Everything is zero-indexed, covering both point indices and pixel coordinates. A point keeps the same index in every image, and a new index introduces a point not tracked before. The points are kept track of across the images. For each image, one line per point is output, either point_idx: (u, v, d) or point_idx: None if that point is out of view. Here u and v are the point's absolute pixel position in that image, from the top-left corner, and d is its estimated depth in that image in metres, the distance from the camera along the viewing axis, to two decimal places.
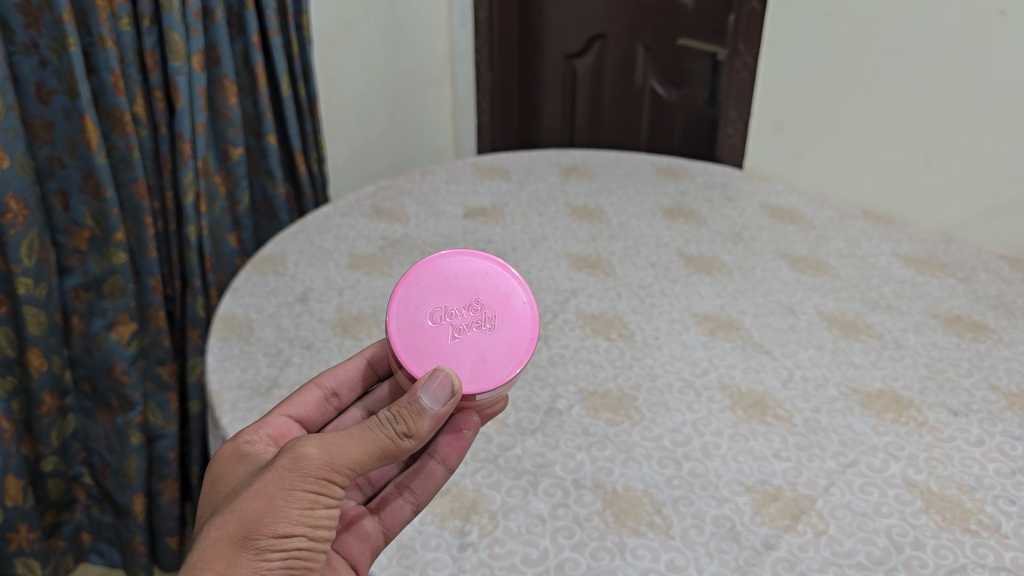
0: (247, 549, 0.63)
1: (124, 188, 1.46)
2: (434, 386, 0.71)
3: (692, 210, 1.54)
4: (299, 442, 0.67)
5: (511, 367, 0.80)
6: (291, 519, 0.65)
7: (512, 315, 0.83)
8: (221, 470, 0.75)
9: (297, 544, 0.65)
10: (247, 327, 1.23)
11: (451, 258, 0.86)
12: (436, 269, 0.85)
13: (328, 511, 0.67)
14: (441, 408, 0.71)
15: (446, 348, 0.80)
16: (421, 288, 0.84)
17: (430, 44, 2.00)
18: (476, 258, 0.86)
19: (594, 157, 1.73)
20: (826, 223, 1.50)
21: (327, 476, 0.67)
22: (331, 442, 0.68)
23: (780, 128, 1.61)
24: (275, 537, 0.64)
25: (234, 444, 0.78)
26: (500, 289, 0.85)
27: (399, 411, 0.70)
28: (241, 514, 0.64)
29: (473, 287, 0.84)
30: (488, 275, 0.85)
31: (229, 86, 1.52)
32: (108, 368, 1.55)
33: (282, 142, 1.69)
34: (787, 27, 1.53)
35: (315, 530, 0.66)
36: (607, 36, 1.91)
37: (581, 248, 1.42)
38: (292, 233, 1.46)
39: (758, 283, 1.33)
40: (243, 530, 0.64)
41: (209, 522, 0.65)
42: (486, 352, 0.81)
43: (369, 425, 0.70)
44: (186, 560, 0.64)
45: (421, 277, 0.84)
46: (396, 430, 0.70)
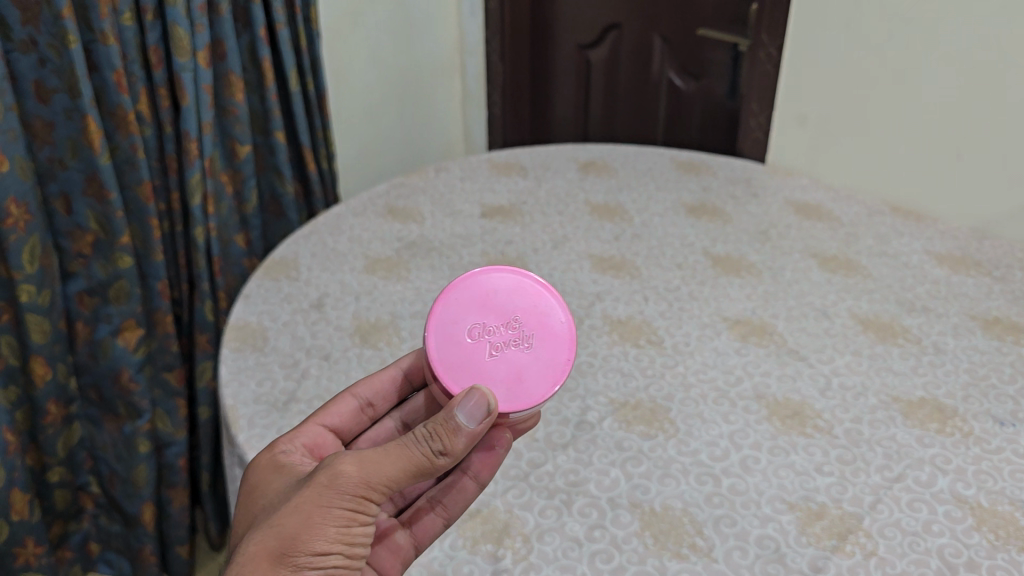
0: (285, 566, 0.64)
1: (128, 189, 1.41)
2: (470, 404, 0.70)
3: (715, 207, 1.49)
4: (337, 459, 0.67)
5: (549, 387, 0.77)
6: (328, 537, 0.65)
7: (551, 334, 0.81)
8: (257, 482, 0.74)
9: (334, 562, 0.66)
10: (261, 336, 1.19)
11: (492, 274, 0.83)
12: (477, 285, 0.82)
13: (363, 528, 0.67)
14: (477, 426, 0.70)
15: (483, 365, 0.78)
16: (460, 303, 0.81)
17: (439, 35, 1.94)
18: (517, 275, 0.83)
19: (612, 152, 1.69)
20: (854, 220, 1.46)
21: (364, 495, 0.66)
22: (368, 459, 0.67)
23: (805, 121, 1.56)
24: (313, 554, 0.64)
25: (271, 453, 0.77)
26: (540, 308, 0.82)
27: (434, 428, 0.69)
28: (280, 530, 0.64)
29: (512, 304, 0.82)
30: (529, 293, 0.82)
31: (235, 82, 1.47)
32: (115, 375, 1.51)
33: (290, 138, 1.64)
34: (813, 17, 1.47)
35: (351, 547, 0.67)
36: (622, 26, 1.86)
37: (604, 248, 1.37)
38: (304, 235, 1.41)
39: (789, 284, 1.29)
40: (281, 546, 0.64)
41: (248, 536, 0.66)
42: (523, 370, 0.78)
43: (405, 441, 0.69)
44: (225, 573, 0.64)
45: (461, 291, 0.82)
46: (432, 448, 0.69)
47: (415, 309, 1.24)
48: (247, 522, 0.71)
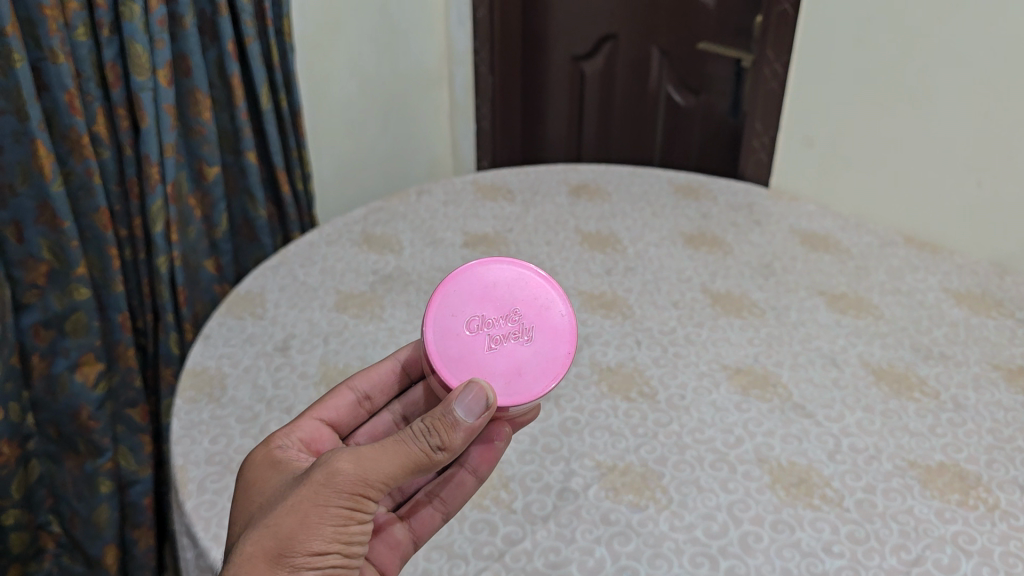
0: (282, 566, 0.63)
1: (84, 217, 1.31)
2: (469, 398, 0.70)
3: (716, 237, 1.39)
4: (333, 456, 0.67)
5: (547, 382, 0.76)
6: (325, 537, 0.65)
7: (552, 328, 0.79)
8: (251, 475, 0.74)
9: (331, 562, 0.65)
10: (219, 384, 1.09)
11: (492, 265, 0.81)
12: (475, 276, 0.80)
13: (361, 526, 0.67)
14: (475, 420, 0.70)
15: (482, 359, 0.77)
16: (458, 296, 0.79)
17: (426, 44, 1.84)
18: (517, 266, 0.82)
19: (605, 173, 1.59)
20: (864, 251, 1.35)
21: (362, 493, 0.66)
22: (366, 455, 0.67)
23: (813, 144, 1.45)
24: (310, 554, 0.64)
25: (267, 449, 0.76)
26: (540, 300, 0.81)
27: (432, 423, 0.69)
28: (277, 530, 0.64)
29: (512, 296, 0.80)
30: (528, 284, 0.81)
31: (202, 100, 1.37)
32: (73, 413, 1.42)
33: (262, 157, 1.54)
34: (824, 32, 1.36)
35: (349, 546, 0.67)
36: (618, 37, 1.75)
37: (595, 284, 1.27)
38: (273, 266, 1.31)
39: (794, 327, 1.19)
40: (278, 546, 0.63)
41: (244, 535, 0.65)
42: (522, 364, 0.77)
43: (402, 437, 0.68)
44: (221, 573, 0.64)
45: (460, 282, 0.80)
46: (430, 444, 0.69)
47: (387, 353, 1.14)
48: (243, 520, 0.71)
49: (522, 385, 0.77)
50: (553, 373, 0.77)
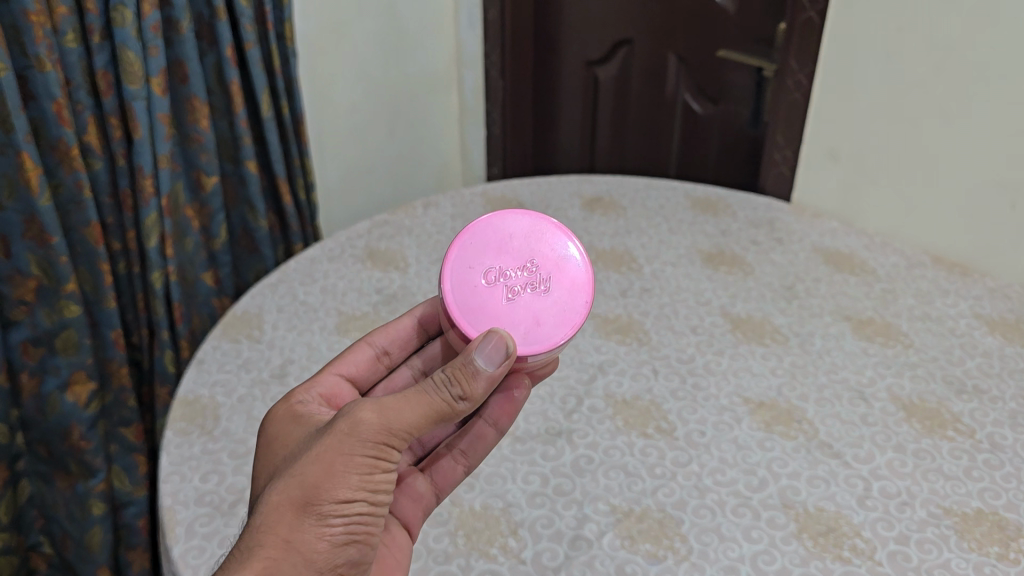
0: (309, 515, 0.64)
1: (74, 231, 1.26)
2: (487, 347, 0.71)
3: (735, 256, 1.33)
4: (355, 407, 0.67)
5: (564, 329, 0.79)
6: (350, 485, 0.65)
7: (567, 279, 0.83)
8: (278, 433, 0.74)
9: (358, 510, 0.66)
10: (212, 415, 1.04)
11: (509, 218, 0.85)
12: (493, 230, 0.84)
13: (386, 476, 0.68)
14: (496, 369, 0.71)
15: (500, 308, 0.80)
16: (476, 249, 0.83)
17: (434, 47, 1.78)
18: (532, 218, 0.85)
19: (619, 185, 1.53)
20: (891, 273, 1.29)
21: (385, 441, 0.67)
22: (388, 406, 0.67)
23: (836, 158, 1.39)
24: (337, 502, 0.64)
25: (288, 404, 0.79)
26: (556, 252, 0.84)
27: (453, 373, 0.70)
28: (303, 479, 0.64)
29: (528, 248, 0.84)
30: (545, 236, 0.84)
31: (199, 107, 1.31)
32: (65, 433, 1.37)
33: (263, 166, 1.47)
34: (851, 41, 1.30)
35: (375, 495, 0.67)
36: (633, 41, 1.69)
37: (609, 307, 1.21)
38: (272, 284, 1.26)
39: (819, 356, 1.12)
40: (304, 495, 0.64)
41: (270, 486, 0.65)
42: (540, 314, 0.81)
43: (423, 388, 0.69)
44: (249, 524, 0.64)
45: (477, 236, 0.84)
46: (451, 394, 0.70)
47: None
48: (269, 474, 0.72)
49: (541, 334, 0.80)
50: (570, 322, 0.80)
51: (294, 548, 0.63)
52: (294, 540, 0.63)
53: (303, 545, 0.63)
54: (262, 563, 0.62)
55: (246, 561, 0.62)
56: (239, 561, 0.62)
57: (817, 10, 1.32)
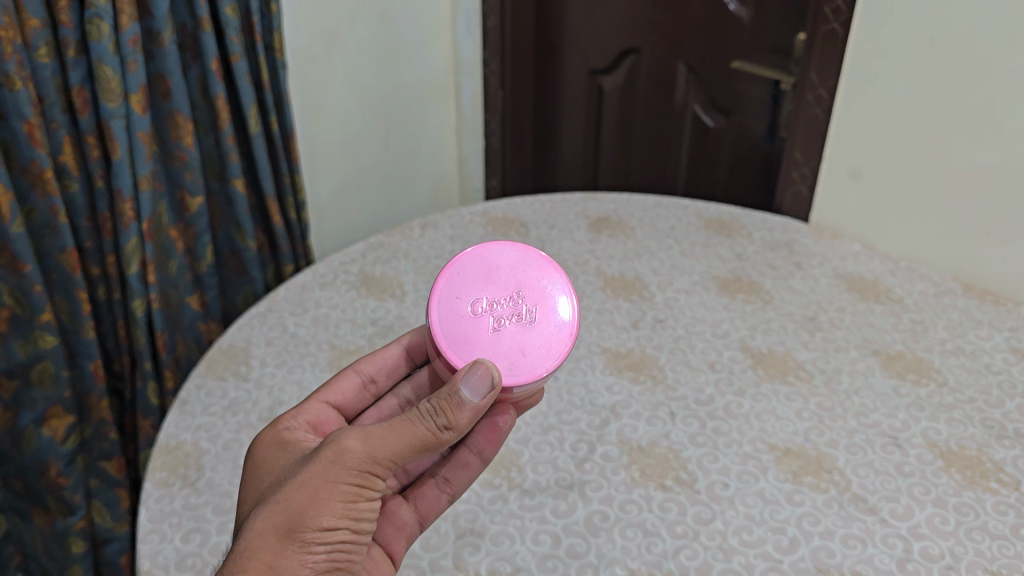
0: (293, 542, 0.63)
1: (49, 257, 1.17)
2: (473, 377, 0.70)
3: (753, 282, 1.25)
4: (341, 436, 0.66)
5: (551, 362, 0.77)
6: (335, 512, 0.64)
7: (555, 310, 0.80)
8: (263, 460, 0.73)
9: (341, 537, 0.65)
10: (195, 464, 0.95)
11: (495, 249, 0.83)
12: (480, 260, 0.82)
13: (369, 503, 0.67)
14: (481, 400, 0.69)
15: (487, 339, 0.78)
16: (462, 279, 0.81)
17: (431, 55, 1.70)
18: (520, 249, 0.83)
19: (627, 203, 1.45)
20: (919, 301, 1.21)
21: (369, 470, 0.66)
22: (373, 434, 0.67)
23: (859, 177, 1.31)
24: (320, 529, 0.63)
25: (274, 429, 0.77)
26: (542, 284, 0.82)
27: (438, 403, 0.69)
28: (287, 506, 0.63)
29: (515, 279, 0.81)
30: (530, 268, 0.82)
31: (183, 124, 1.22)
32: (41, 469, 1.28)
33: (252, 184, 1.39)
34: (876, 55, 1.22)
35: (358, 522, 0.66)
36: (641, 51, 1.61)
37: (620, 339, 1.13)
38: (260, 314, 1.17)
39: (847, 396, 1.05)
40: (289, 521, 0.63)
41: (254, 513, 0.64)
42: (526, 345, 0.78)
43: (408, 417, 0.68)
44: (232, 550, 0.63)
45: (464, 266, 0.82)
46: (436, 423, 0.68)
47: None
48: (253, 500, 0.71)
49: (526, 365, 0.77)
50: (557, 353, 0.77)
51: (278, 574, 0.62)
52: (278, 566, 0.62)
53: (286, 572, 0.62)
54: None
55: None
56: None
57: (841, 21, 1.25)
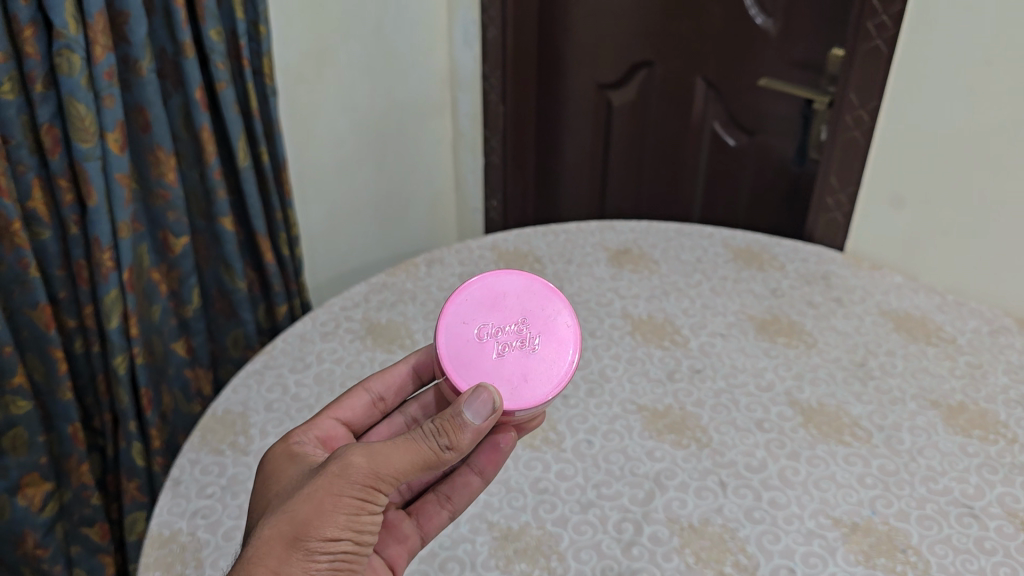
0: (298, 551, 0.63)
1: (18, 314, 1.04)
2: (476, 401, 0.69)
3: (792, 322, 1.15)
4: (347, 451, 0.66)
5: (552, 388, 0.75)
6: (338, 524, 0.64)
7: (558, 337, 0.78)
8: (272, 469, 0.73)
9: (343, 547, 0.64)
10: (192, 561, 0.83)
11: (502, 276, 0.81)
12: (486, 285, 0.80)
13: (373, 517, 0.66)
14: (483, 422, 0.69)
15: (490, 364, 0.76)
16: (469, 304, 0.79)
17: (427, 70, 1.56)
18: (527, 277, 0.81)
19: (647, 232, 1.35)
20: (974, 342, 1.12)
21: (373, 485, 0.65)
22: (378, 451, 0.66)
23: (901, 205, 1.21)
24: (324, 539, 0.63)
25: (285, 444, 0.75)
26: (548, 311, 0.79)
27: (441, 424, 0.68)
28: (293, 516, 0.63)
29: (521, 306, 0.79)
30: (536, 296, 0.80)
31: (165, 159, 1.09)
32: (16, 541, 1.14)
33: (240, 220, 1.27)
34: (925, 74, 1.12)
35: (360, 534, 0.65)
36: (654, 64, 1.54)
37: (655, 394, 1.03)
38: (257, 372, 1.05)
39: (911, 458, 0.95)
40: (294, 531, 0.63)
41: (263, 521, 0.65)
42: (528, 370, 0.76)
43: (412, 436, 0.68)
44: (240, 556, 0.63)
45: (471, 292, 0.79)
46: (438, 443, 0.68)
47: None
48: (257, 513, 0.70)
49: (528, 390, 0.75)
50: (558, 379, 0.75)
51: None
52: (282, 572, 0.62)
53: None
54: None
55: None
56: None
57: (886, 38, 1.13)
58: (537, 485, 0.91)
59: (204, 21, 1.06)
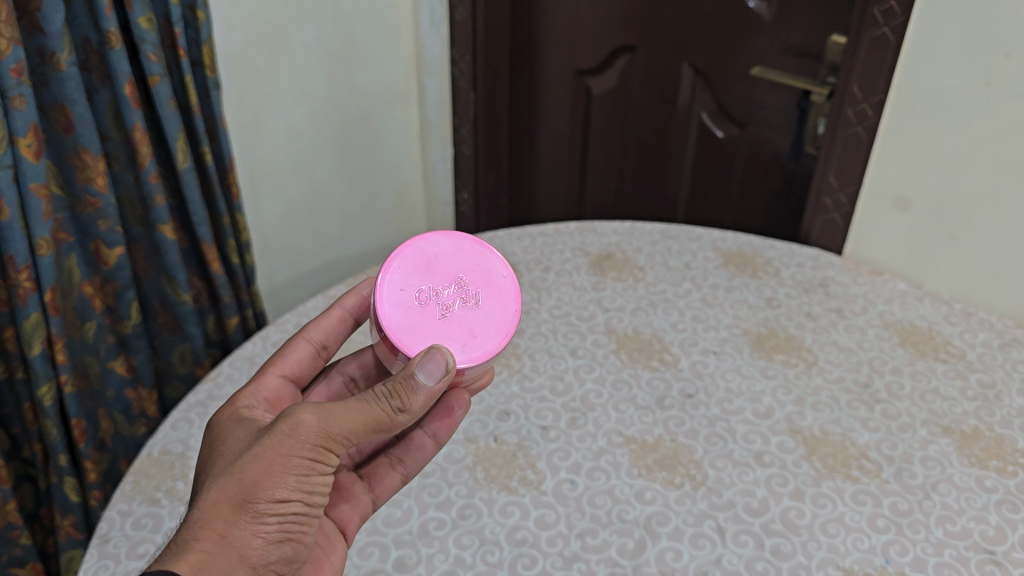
0: (245, 513, 0.56)
1: None
2: (429, 362, 0.63)
3: (789, 337, 1.06)
4: (296, 408, 0.60)
5: (503, 340, 0.69)
6: (288, 484, 0.58)
7: (499, 289, 0.71)
8: (217, 432, 0.65)
9: (294, 509, 0.58)
10: None
11: (429, 237, 0.73)
12: (416, 249, 0.72)
13: (323, 478, 0.60)
14: (436, 383, 0.63)
15: (437, 327, 0.68)
16: (401, 270, 0.70)
17: (390, 55, 1.44)
18: (455, 236, 0.73)
19: (631, 234, 1.25)
20: (986, 359, 1.03)
21: (324, 445, 0.59)
22: (329, 410, 0.60)
23: (905, 206, 1.12)
24: (272, 501, 0.57)
25: (231, 408, 0.69)
26: (483, 265, 0.72)
27: (393, 386, 0.63)
28: (239, 477, 0.57)
29: (455, 264, 0.72)
30: (468, 253, 0.72)
31: (92, 162, 0.97)
32: None
33: (184, 227, 1.15)
34: (936, 62, 1.02)
35: (311, 495, 0.59)
36: (637, 49, 1.45)
37: (644, 424, 0.93)
38: (200, 403, 0.94)
39: (927, 496, 0.86)
40: (241, 493, 0.56)
41: (206, 485, 0.58)
42: (475, 325, 0.69)
43: (364, 397, 0.62)
44: (183, 520, 0.57)
45: (403, 258, 0.71)
46: (390, 405, 0.62)
47: (361, 563, 0.79)
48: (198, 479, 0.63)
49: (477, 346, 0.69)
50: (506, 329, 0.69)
51: (230, 545, 0.55)
52: (230, 536, 0.56)
53: (238, 543, 0.56)
54: (197, 560, 0.54)
55: (180, 556, 0.54)
56: (174, 555, 0.54)
57: (894, 26, 1.03)
58: (514, 536, 0.81)
59: (132, 7, 0.93)
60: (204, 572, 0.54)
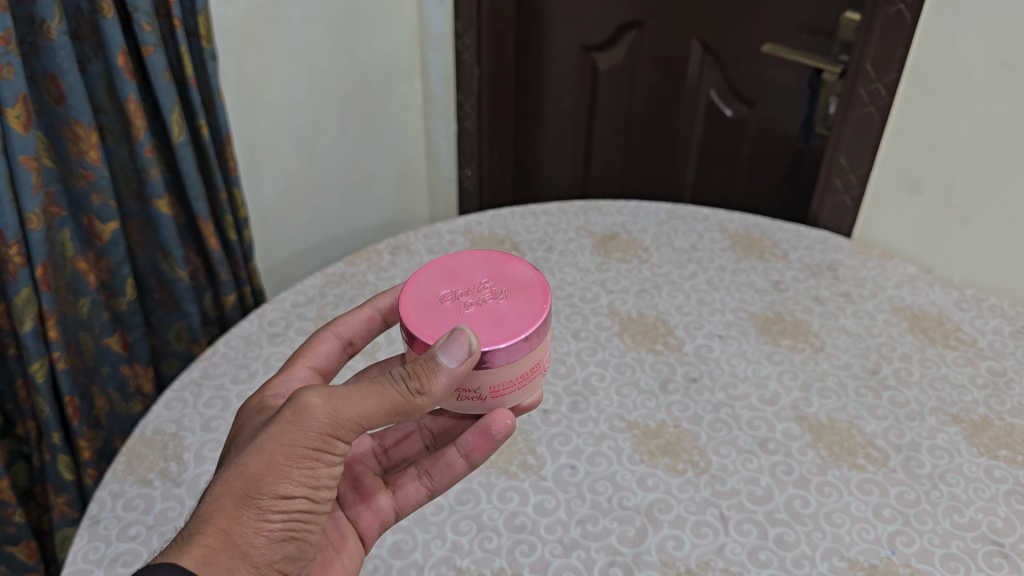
0: (248, 509, 0.55)
1: None
2: (452, 344, 0.58)
3: (796, 321, 1.04)
4: (303, 391, 0.57)
5: (532, 324, 0.62)
6: (292, 479, 0.56)
7: (527, 287, 0.66)
8: (242, 423, 0.64)
9: (298, 506, 0.57)
10: None
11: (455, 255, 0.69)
12: (442, 264, 0.68)
13: (330, 469, 0.58)
14: (458, 366, 0.58)
15: (462, 321, 0.62)
16: (425, 280, 0.66)
17: (392, 28, 1.40)
18: (481, 252, 0.69)
19: (637, 214, 1.23)
20: (998, 346, 1.01)
21: (331, 433, 0.57)
22: (338, 394, 0.57)
23: (918, 188, 1.09)
24: (276, 497, 0.55)
25: (259, 398, 0.66)
26: (510, 271, 0.67)
27: (412, 367, 0.58)
28: (242, 470, 0.55)
29: (481, 271, 0.67)
30: (494, 261, 0.68)
31: (84, 135, 0.95)
32: None
33: (180, 201, 1.12)
34: (956, 41, 0.98)
35: (317, 490, 0.58)
36: (645, 24, 1.41)
37: (647, 408, 0.92)
38: (195, 383, 0.93)
39: (933, 485, 0.85)
40: (244, 487, 0.55)
41: (212, 476, 0.57)
42: (501, 315, 0.63)
43: (378, 379, 0.59)
44: (191, 514, 0.56)
45: (429, 272, 0.67)
46: (407, 387, 0.58)
47: None
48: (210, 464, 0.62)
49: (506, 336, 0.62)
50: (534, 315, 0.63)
51: (233, 542, 0.55)
52: (232, 533, 0.55)
53: (240, 541, 0.55)
54: (200, 557, 0.53)
55: (183, 551, 0.53)
56: (177, 549, 0.53)
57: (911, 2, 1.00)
58: (514, 522, 0.80)
59: None
60: (208, 568, 0.53)
